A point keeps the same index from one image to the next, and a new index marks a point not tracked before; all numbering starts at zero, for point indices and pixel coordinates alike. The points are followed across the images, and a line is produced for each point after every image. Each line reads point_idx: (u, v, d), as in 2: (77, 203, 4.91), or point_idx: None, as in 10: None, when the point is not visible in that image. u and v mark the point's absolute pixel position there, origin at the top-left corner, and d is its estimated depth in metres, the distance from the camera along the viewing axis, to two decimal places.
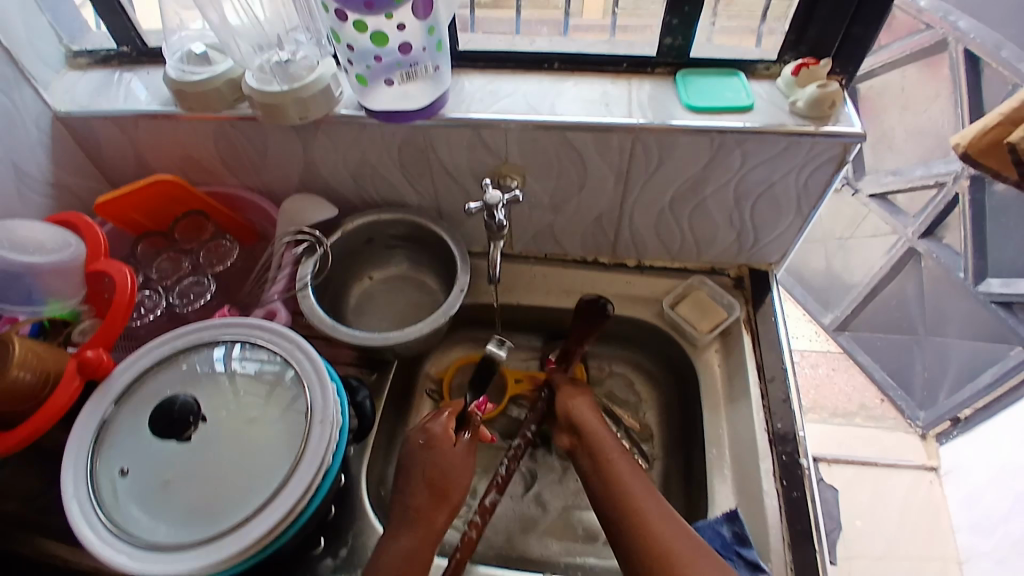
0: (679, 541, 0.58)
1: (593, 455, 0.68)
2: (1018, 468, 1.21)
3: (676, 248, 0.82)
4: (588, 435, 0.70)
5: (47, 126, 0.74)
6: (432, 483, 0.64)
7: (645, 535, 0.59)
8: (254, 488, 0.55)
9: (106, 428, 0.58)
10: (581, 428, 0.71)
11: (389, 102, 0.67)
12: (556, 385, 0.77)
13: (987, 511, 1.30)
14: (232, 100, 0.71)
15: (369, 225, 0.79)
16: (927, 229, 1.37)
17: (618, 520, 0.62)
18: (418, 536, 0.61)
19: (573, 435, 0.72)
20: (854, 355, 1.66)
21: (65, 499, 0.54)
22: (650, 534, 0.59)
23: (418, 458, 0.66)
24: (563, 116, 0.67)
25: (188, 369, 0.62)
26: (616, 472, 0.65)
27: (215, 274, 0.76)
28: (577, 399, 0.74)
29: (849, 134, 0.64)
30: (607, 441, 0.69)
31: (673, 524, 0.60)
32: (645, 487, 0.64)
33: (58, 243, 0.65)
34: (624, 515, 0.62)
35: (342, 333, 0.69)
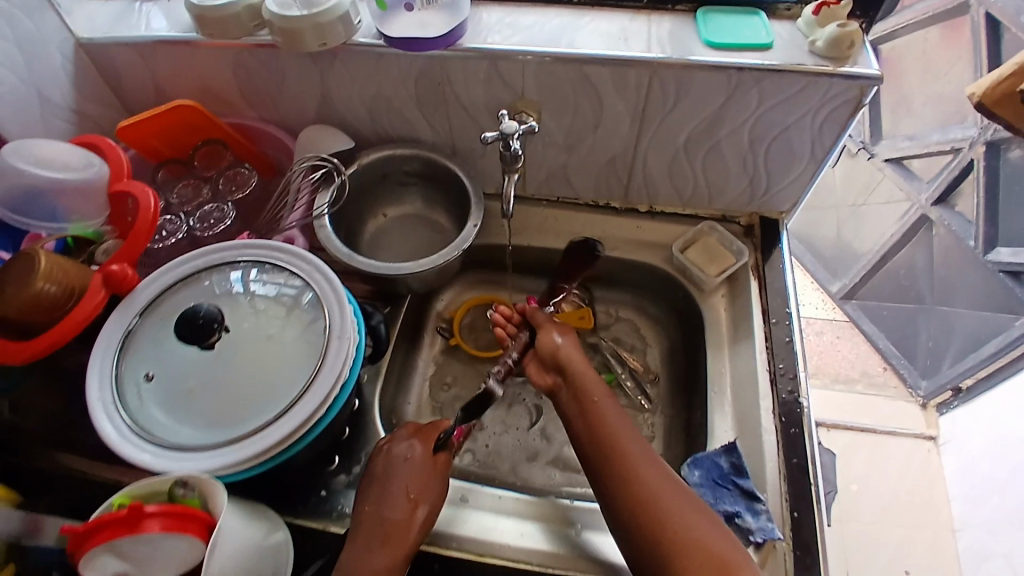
0: (667, 495, 0.59)
1: (579, 397, 0.69)
2: (1014, 438, 1.23)
3: (688, 194, 0.83)
4: (574, 377, 0.70)
5: (70, 53, 0.75)
6: (411, 499, 0.62)
7: (629, 483, 0.60)
8: (273, 399, 0.57)
9: (131, 337, 0.60)
10: (567, 366, 0.71)
11: (408, 31, 0.68)
12: (538, 324, 0.76)
13: (982, 479, 1.32)
14: (251, 27, 0.70)
15: (386, 160, 0.81)
16: (940, 196, 1.37)
17: (603, 466, 0.63)
18: (392, 554, 0.58)
19: (557, 375, 0.73)
20: (859, 323, 1.67)
21: (90, 399, 0.56)
22: (633, 482, 0.60)
23: (395, 474, 0.63)
24: (582, 49, 0.68)
25: (210, 287, 0.64)
26: (601, 416, 0.67)
27: (235, 202, 0.76)
28: (564, 340, 0.73)
29: (865, 76, 0.64)
30: (593, 383, 0.70)
31: (660, 476, 0.61)
32: (629, 430, 0.65)
33: (83, 163, 0.67)
34: (608, 457, 0.63)
35: (358, 262, 0.71)
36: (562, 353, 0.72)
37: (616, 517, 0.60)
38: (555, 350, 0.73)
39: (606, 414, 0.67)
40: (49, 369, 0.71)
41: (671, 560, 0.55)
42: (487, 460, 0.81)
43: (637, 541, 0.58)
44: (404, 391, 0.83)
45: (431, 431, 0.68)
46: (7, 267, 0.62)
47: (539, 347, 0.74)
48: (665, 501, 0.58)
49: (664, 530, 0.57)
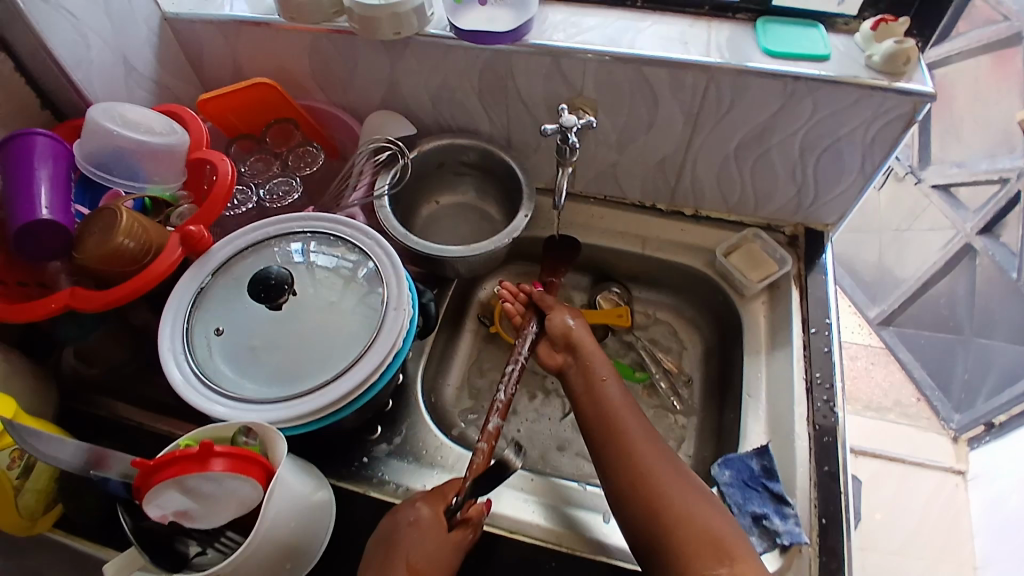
0: (667, 479, 0.62)
1: (588, 377, 0.71)
2: None
3: (734, 200, 0.85)
4: (585, 359, 0.72)
5: (156, 26, 0.81)
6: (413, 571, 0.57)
7: (631, 465, 0.63)
8: (331, 360, 0.60)
9: (202, 294, 0.64)
10: (579, 347, 0.73)
11: (477, 24, 0.71)
12: (547, 305, 0.75)
13: (1013, 517, 1.29)
14: (331, 14, 0.75)
15: (443, 148, 0.84)
16: (987, 224, 1.36)
17: (606, 446, 0.66)
18: None
19: (568, 354, 0.73)
20: (894, 351, 1.64)
21: (163, 349, 0.60)
22: (635, 463, 0.63)
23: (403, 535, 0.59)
24: (642, 50, 0.70)
25: (279, 253, 0.67)
26: (607, 397, 0.69)
27: (301, 177, 0.81)
28: (576, 322, 0.75)
29: (920, 92, 0.65)
30: (602, 366, 0.71)
31: (662, 461, 0.63)
32: (632, 412, 0.68)
33: (165, 129, 0.72)
34: (610, 436, 0.66)
35: (414, 243, 0.74)
36: (572, 335, 0.74)
37: (614, 494, 0.63)
38: (567, 330, 0.74)
39: (611, 398, 0.69)
40: (118, 322, 0.76)
41: (666, 536, 0.58)
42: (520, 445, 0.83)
43: (632, 517, 0.61)
44: (444, 371, 0.86)
45: (444, 494, 0.62)
46: (88, 221, 0.66)
47: (550, 328, 0.74)
48: (669, 490, 0.61)
49: (660, 508, 0.60)
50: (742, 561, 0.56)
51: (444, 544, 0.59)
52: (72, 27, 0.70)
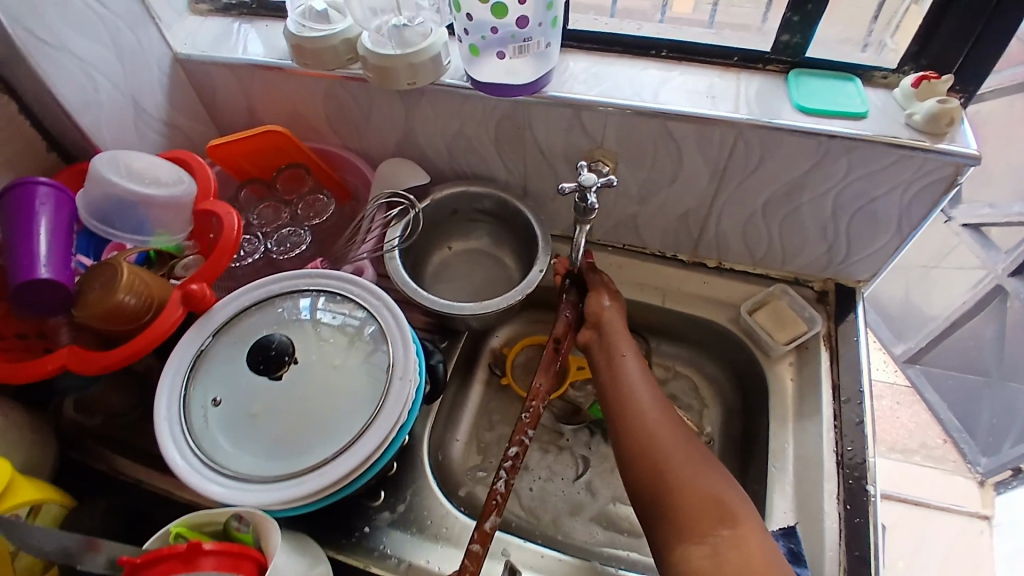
0: (675, 450, 0.60)
1: (610, 353, 0.70)
2: None
3: (760, 254, 0.81)
4: (610, 336, 0.71)
5: (167, 67, 0.79)
6: None
7: (641, 435, 0.62)
8: (333, 432, 0.58)
9: (202, 357, 0.62)
10: (606, 328, 0.71)
11: (495, 75, 0.68)
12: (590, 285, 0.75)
13: None
14: (345, 60, 0.72)
15: (457, 196, 0.81)
16: (1018, 266, 1.30)
17: (620, 418, 0.65)
18: None
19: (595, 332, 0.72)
20: (921, 392, 1.54)
21: (160, 423, 0.58)
22: (645, 432, 0.62)
23: None
24: (666, 105, 0.67)
25: (282, 312, 0.65)
26: (626, 375, 0.68)
27: (311, 227, 0.79)
28: (612, 304, 0.73)
29: (961, 155, 0.62)
30: (625, 344, 0.70)
31: (672, 434, 0.62)
32: (651, 394, 0.66)
33: (172, 179, 0.70)
34: (623, 410, 0.65)
35: (424, 298, 0.71)
36: (603, 316, 0.72)
37: (625, 462, 0.62)
38: (600, 310, 0.72)
39: (630, 375, 0.68)
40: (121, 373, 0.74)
41: (669, 500, 0.57)
42: (531, 506, 0.80)
43: (638, 484, 0.60)
44: (453, 426, 0.82)
45: None
46: (89, 276, 0.64)
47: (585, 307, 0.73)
48: (675, 463, 0.59)
49: (665, 475, 0.58)
50: (746, 530, 0.53)
51: None
52: (81, 72, 0.68)
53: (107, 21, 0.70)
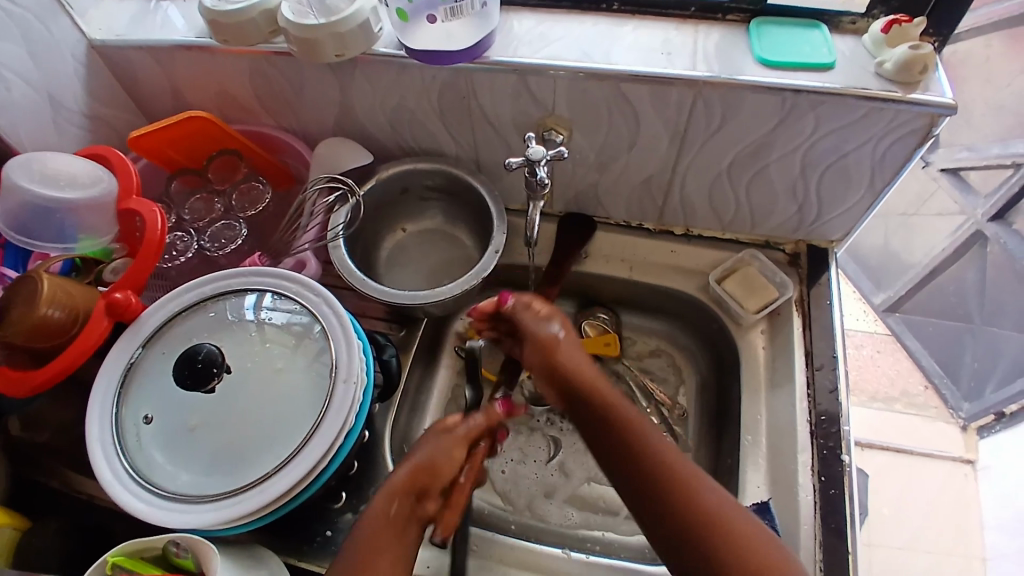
0: (689, 469, 0.53)
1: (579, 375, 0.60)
2: None
3: (728, 219, 0.77)
4: (569, 362, 0.61)
5: (83, 55, 0.72)
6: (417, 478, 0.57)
7: (645, 458, 0.53)
8: (271, 448, 0.55)
9: (132, 370, 0.59)
10: (561, 353, 0.62)
11: (432, 41, 0.62)
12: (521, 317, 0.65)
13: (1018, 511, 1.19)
14: (267, 34, 0.66)
15: (405, 174, 0.76)
16: (998, 211, 1.23)
17: (616, 445, 0.55)
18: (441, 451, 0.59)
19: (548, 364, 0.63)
20: (901, 339, 1.50)
21: (92, 445, 0.55)
22: (648, 456, 0.53)
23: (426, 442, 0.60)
24: (618, 65, 0.62)
25: (216, 317, 0.61)
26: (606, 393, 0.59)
27: (247, 219, 0.74)
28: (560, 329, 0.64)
29: (938, 105, 0.57)
30: (594, 377, 0.60)
31: (677, 452, 0.54)
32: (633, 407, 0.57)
33: (91, 178, 0.64)
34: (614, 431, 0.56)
35: (372, 288, 0.67)
36: (558, 347, 0.63)
37: (637, 500, 0.53)
38: (547, 339, 0.63)
39: (609, 400, 0.58)
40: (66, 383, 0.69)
41: (710, 531, 0.49)
42: (503, 491, 0.77)
43: (667, 525, 0.51)
44: (419, 414, 0.79)
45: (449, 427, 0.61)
46: (11, 293, 0.60)
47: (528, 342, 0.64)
48: (699, 496, 0.51)
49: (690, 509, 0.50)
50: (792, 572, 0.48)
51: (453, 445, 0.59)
52: None
53: (14, 14, 0.64)
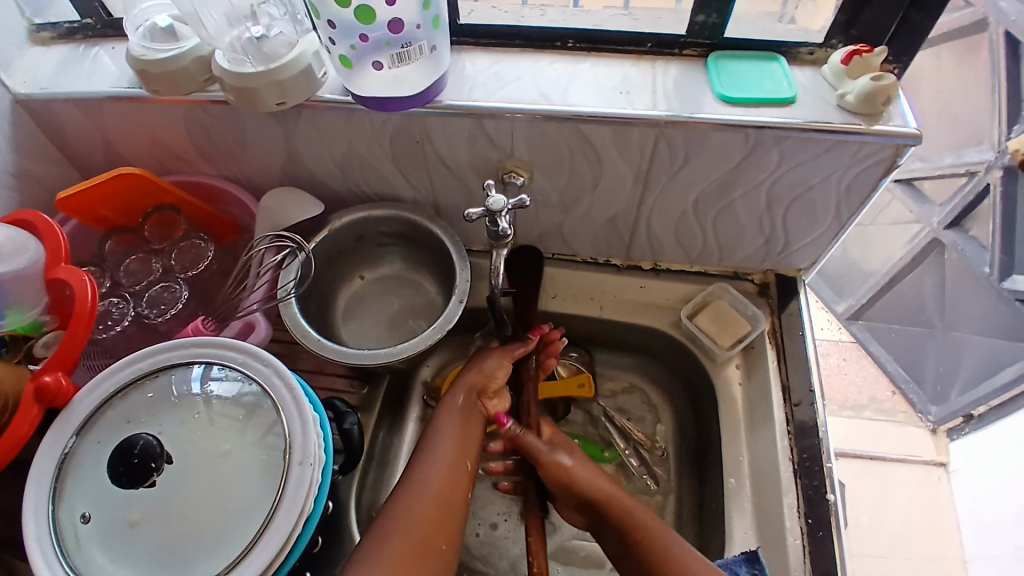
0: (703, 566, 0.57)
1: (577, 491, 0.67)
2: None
3: (697, 252, 0.75)
4: (574, 480, 0.67)
5: (6, 110, 0.66)
6: (479, 390, 0.69)
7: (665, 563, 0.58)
8: (224, 542, 0.50)
9: (67, 461, 0.54)
10: (573, 481, 0.67)
11: (380, 86, 0.58)
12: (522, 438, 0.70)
13: (993, 514, 1.19)
14: (202, 82, 0.62)
15: (361, 222, 0.72)
16: (953, 219, 1.21)
17: (643, 563, 0.59)
18: (500, 360, 0.70)
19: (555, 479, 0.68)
20: (866, 346, 1.50)
21: (25, 552, 0.50)
22: (642, 528, 0.61)
23: (490, 355, 0.71)
24: (577, 106, 0.59)
25: (156, 396, 0.56)
26: (611, 494, 0.65)
27: (187, 279, 0.70)
28: (572, 457, 0.69)
29: (902, 136, 0.56)
30: (609, 487, 0.66)
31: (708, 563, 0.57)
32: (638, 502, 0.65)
33: (16, 246, 0.59)
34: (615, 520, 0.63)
35: (327, 349, 0.63)
36: (570, 473, 0.67)
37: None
38: (557, 461, 0.68)
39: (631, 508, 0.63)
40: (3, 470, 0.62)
41: None
42: (483, 554, 0.74)
43: None
44: (389, 474, 0.75)
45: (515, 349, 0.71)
46: None
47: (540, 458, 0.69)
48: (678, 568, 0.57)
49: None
50: None
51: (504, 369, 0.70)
52: None
53: None
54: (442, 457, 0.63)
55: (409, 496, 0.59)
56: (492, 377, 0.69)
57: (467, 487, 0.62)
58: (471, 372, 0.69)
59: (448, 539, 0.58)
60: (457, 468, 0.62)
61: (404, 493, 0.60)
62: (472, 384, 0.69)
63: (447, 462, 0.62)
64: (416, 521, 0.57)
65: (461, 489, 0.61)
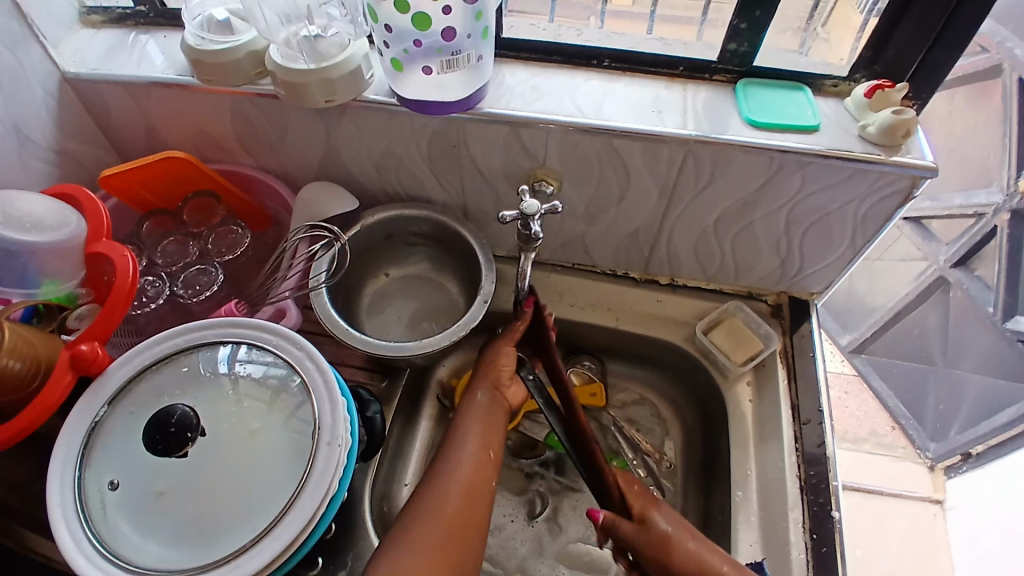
0: None
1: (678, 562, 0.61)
2: (1017, 518, 1.13)
3: (713, 270, 0.77)
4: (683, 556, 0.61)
5: (54, 87, 0.69)
6: (495, 382, 0.70)
7: None
8: (249, 517, 0.51)
9: (97, 430, 0.55)
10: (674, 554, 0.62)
11: (424, 90, 0.61)
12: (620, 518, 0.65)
13: (987, 553, 1.19)
14: (253, 75, 0.65)
15: (391, 220, 0.74)
16: (960, 258, 1.24)
17: None
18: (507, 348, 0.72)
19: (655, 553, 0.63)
20: (868, 380, 1.52)
21: (50, 517, 0.51)
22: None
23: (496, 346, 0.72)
24: (610, 121, 0.62)
25: (189, 371, 0.58)
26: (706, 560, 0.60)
27: (222, 263, 0.72)
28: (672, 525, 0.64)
29: (920, 168, 0.59)
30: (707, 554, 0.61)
31: None
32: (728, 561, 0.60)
33: (57, 219, 0.61)
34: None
35: (353, 340, 0.64)
36: (670, 544, 0.62)
37: None
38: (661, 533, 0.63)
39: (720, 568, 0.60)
40: (25, 438, 0.64)
41: None
42: (491, 554, 0.76)
43: None
44: (400, 468, 0.76)
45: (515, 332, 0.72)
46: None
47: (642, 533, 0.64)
48: None
49: None
50: None
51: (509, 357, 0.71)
52: None
53: None
54: (467, 449, 0.64)
55: (431, 495, 0.60)
56: (501, 362, 0.71)
57: (491, 477, 0.63)
58: (487, 366, 0.71)
59: (473, 524, 0.59)
60: (483, 457, 0.64)
61: (426, 493, 0.60)
62: (487, 377, 0.70)
63: (472, 452, 0.64)
64: (444, 508, 0.59)
65: (487, 479, 0.63)
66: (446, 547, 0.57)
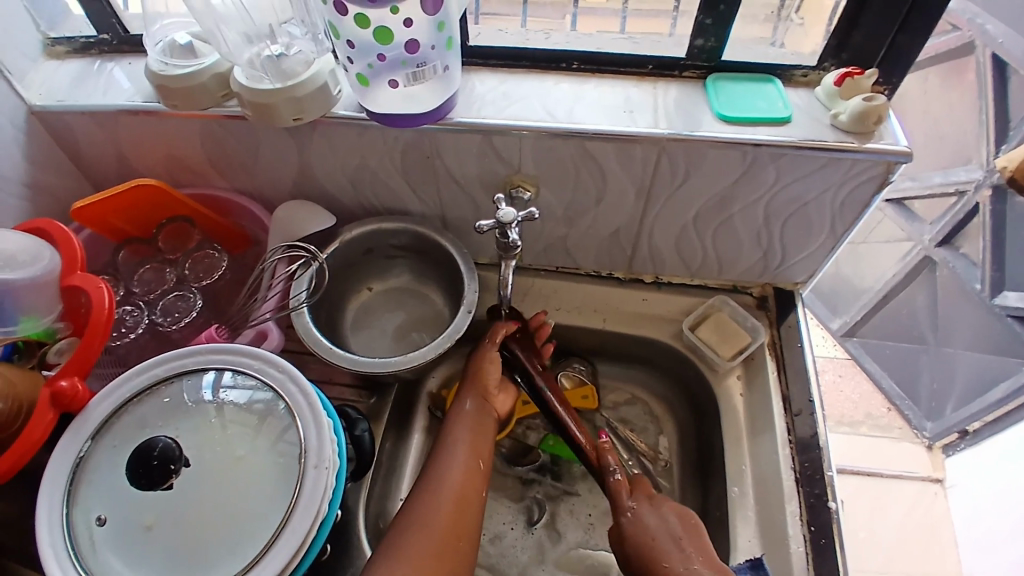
0: None
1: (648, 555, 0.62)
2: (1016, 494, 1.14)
3: (696, 265, 0.77)
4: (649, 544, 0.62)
5: (22, 122, 0.68)
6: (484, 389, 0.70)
7: None
8: (240, 545, 0.51)
9: (82, 464, 0.54)
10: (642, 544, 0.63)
11: (393, 104, 0.60)
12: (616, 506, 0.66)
13: (987, 529, 1.20)
14: (219, 97, 0.64)
15: (370, 235, 0.74)
16: (945, 236, 1.24)
17: None
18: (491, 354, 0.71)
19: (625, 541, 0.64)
20: (860, 362, 1.53)
21: (40, 557, 0.50)
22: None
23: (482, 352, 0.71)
24: (582, 124, 0.61)
25: (171, 401, 0.57)
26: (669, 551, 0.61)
27: (201, 288, 0.72)
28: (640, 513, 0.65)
29: (893, 153, 0.59)
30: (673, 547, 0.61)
31: None
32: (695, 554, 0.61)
33: (31, 255, 0.59)
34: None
35: (338, 359, 0.64)
36: (642, 535, 0.63)
37: None
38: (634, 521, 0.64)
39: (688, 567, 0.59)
40: (13, 479, 0.63)
41: None
42: (492, 564, 0.75)
43: None
44: (394, 483, 0.76)
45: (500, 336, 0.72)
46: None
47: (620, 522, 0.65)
48: None
49: None
50: None
51: (495, 363, 0.71)
52: None
53: None
54: (456, 459, 0.64)
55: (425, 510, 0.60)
56: (486, 368, 0.70)
57: (481, 486, 0.63)
58: (474, 377, 0.70)
59: (465, 536, 0.59)
60: (471, 466, 0.63)
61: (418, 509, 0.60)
62: (474, 388, 0.70)
63: (462, 461, 0.63)
64: (434, 522, 0.58)
65: (478, 489, 0.62)
66: (440, 561, 0.56)
